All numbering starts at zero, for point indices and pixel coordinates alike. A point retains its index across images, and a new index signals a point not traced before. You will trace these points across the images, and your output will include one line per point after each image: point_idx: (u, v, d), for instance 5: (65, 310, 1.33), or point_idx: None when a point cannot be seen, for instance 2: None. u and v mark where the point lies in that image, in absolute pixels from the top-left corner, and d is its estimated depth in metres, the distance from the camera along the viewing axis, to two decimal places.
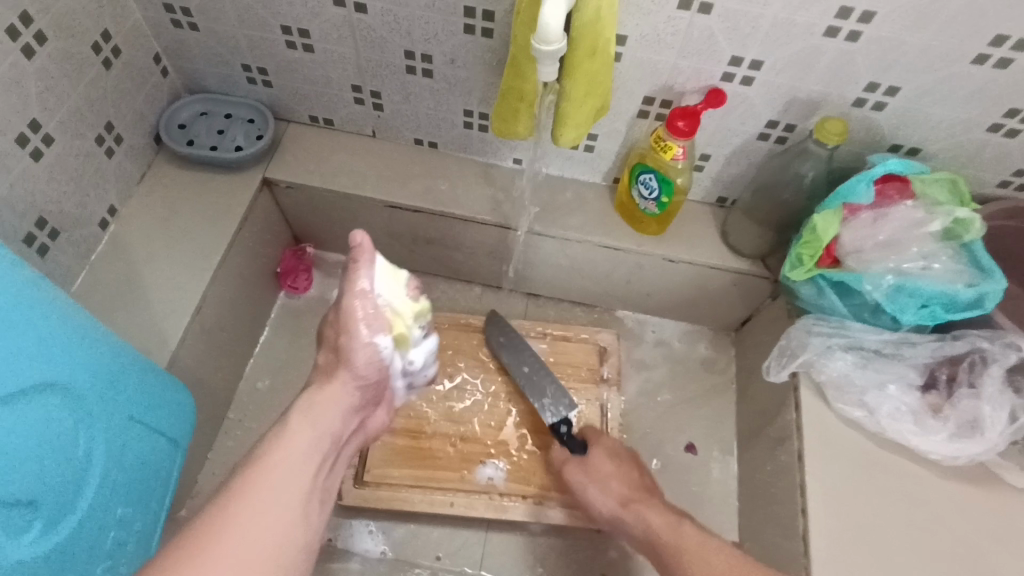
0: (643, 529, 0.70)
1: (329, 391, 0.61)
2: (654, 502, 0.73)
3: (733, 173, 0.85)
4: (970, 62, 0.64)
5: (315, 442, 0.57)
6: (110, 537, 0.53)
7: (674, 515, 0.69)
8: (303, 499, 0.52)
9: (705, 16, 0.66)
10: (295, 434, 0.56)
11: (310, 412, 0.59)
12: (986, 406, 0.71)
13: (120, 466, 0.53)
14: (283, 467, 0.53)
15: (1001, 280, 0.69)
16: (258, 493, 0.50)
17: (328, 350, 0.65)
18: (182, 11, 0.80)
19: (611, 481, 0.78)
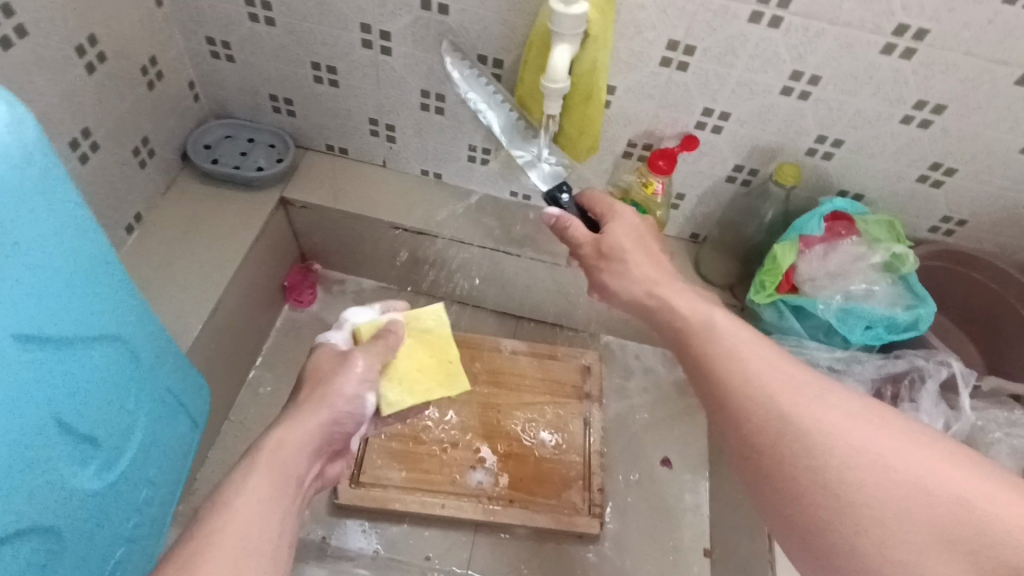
0: (665, 297, 0.63)
1: (298, 430, 0.58)
2: (680, 287, 0.64)
3: (705, 211, 0.96)
4: (898, 122, 0.77)
5: (282, 477, 0.55)
6: (143, 493, 0.63)
7: (701, 302, 0.62)
8: (265, 536, 0.50)
9: (681, 74, 0.78)
10: (260, 470, 0.54)
11: (275, 448, 0.56)
12: (924, 417, 0.79)
13: (158, 434, 0.64)
14: (245, 508, 0.51)
15: (933, 305, 0.80)
16: (215, 535, 0.48)
17: (313, 385, 0.63)
18: (222, 44, 0.90)
19: (639, 252, 0.68)
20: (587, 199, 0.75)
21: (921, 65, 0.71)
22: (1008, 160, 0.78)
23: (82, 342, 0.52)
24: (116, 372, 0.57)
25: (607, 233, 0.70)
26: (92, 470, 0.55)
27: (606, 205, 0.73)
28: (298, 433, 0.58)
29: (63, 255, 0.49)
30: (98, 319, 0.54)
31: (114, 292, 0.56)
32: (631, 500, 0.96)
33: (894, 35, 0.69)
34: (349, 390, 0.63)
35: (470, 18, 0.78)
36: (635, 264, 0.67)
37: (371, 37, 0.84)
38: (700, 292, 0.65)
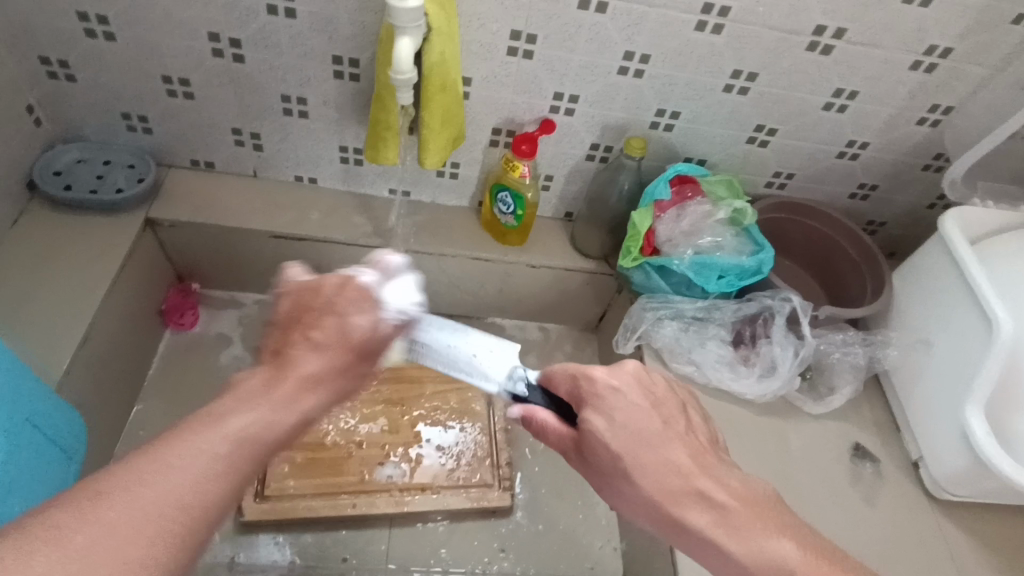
0: (703, 529, 0.50)
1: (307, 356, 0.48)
2: (713, 499, 0.51)
3: (573, 190, 1.03)
4: (721, 91, 0.87)
5: (271, 425, 0.44)
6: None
7: (746, 524, 0.49)
8: (222, 481, 0.40)
9: (529, 61, 0.84)
10: (255, 409, 0.44)
11: (286, 385, 0.47)
12: (777, 348, 0.90)
13: (19, 464, 0.62)
14: (202, 450, 0.40)
15: (771, 249, 0.91)
16: (162, 466, 0.38)
17: (308, 305, 0.51)
18: (59, 62, 0.86)
19: (642, 449, 0.53)
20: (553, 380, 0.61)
21: (730, 39, 0.81)
22: (814, 117, 0.90)
23: None
24: None
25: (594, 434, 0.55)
26: None
27: (579, 380, 0.58)
28: (314, 370, 0.48)
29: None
30: None
31: None
32: (538, 468, 1.00)
33: (704, 13, 0.78)
34: (370, 325, 0.51)
35: (320, 20, 0.80)
36: (648, 475, 0.52)
37: (222, 45, 0.83)
38: (735, 485, 0.52)
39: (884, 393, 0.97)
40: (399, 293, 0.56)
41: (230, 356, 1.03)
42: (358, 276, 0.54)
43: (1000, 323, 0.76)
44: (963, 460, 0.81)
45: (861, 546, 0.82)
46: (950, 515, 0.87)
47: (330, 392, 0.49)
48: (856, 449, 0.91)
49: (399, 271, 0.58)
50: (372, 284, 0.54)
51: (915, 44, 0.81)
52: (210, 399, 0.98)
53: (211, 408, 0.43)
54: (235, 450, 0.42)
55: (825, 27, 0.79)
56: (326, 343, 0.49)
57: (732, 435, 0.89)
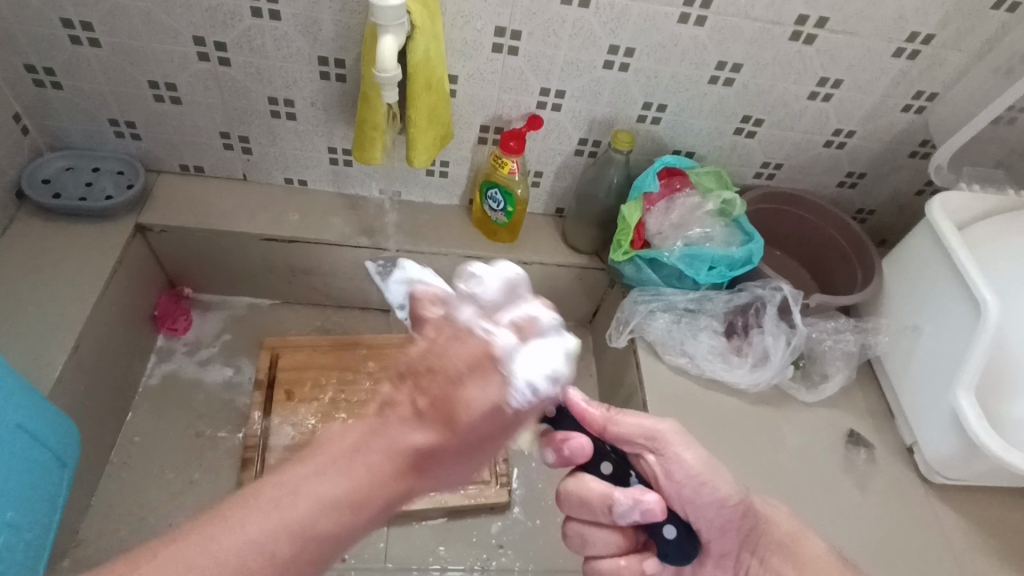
0: (787, 534, 0.64)
1: (323, 480, 0.44)
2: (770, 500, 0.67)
3: (563, 186, 1.03)
4: (707, 83, 0.87)
5: (353, 506, 0.45)
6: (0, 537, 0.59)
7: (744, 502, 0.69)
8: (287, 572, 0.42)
9: (513, 58, 0.84)
10: (333, 495, 0.44)
11: (381, 457, 0.45)
12: (769, 338, 0.90)
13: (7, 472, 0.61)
14: (273, 532, 0.42)
15: (760, 240, 0.91)
16: (234, 535, 0.41)
17: (432, 330, 0.50)
18: (44, 71, 0.86)
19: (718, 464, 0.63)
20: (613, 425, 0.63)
21: (713, 31, 0.81)
22: (800, 107, 0.91)
23: None
24: None
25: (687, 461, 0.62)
26: None
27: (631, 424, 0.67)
28: (410, 446, 0.46)
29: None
30: None
31: None
32: (535, 464, 1.00)
33: (686, 5, 0.78)
34: (488, 400, 0.46)
35: (304, 21, 0.80)
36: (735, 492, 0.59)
37: (207, 49, 0.83)
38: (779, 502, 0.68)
39: (877, 379, 0.97)
40: (541, 367, 0.50)
41: (223, 359, 1.03)
42: (493, 336, 0.49)
43: (988, 307, 0.76)
44: (957, 444, 0.81)
45: (856, 531, 0.83)
46: (943, 497, 0.88)
47: (436, 465, 0.47)
48: (849, 436, 0.91)
49: (547, 331, 0.53)
50: (502, 344, 0.49)
51: (897, 32, 0.82)
52: (205, 403, 0.98)
53: (291, 473, 0.44)
54: (296, 540, 0.43)
55: (806, 16, 0.80)
56: (426, 413, 0.46)
57: (727, 428, 0.89)
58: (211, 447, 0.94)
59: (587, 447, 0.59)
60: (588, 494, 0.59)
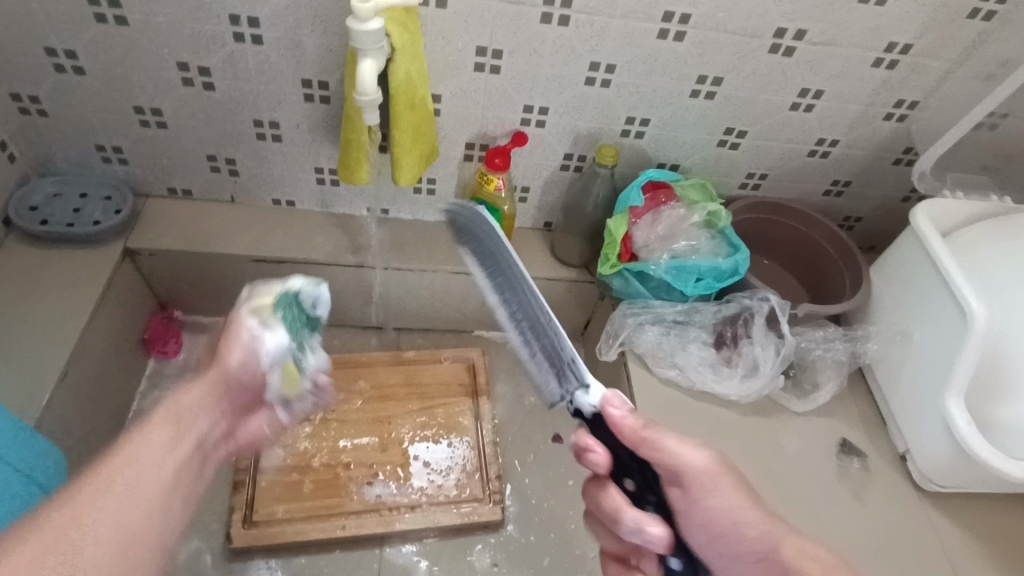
0: None
1: (156, 434, 0.59)
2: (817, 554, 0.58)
3: (550, 200, 1.03)
4: (688, 96, 0.88)
5: (194, 446, 0.61)
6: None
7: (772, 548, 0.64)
8: (172, 512, 0.55)
9: (496, 76, 0.85)
10: (160, 438, 0.58)
11: (158, 423, 0.59)
12: (758, 348, 0.90)
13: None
14: (160, 467, 0.56)
15: (747, 251, 0.91)
16: (97, 505, 0.50)
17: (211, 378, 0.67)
18: (30, 98, 0.86)
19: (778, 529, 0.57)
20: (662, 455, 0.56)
21: (692, 45, 0.82)
22: (782, 118, 0.92)
23: None
24: None
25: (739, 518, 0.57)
26: None
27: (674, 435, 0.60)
28: (195, 399, 0.65)
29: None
30: None
31: None
32: (529, 480, 1.00)
33: (664, 21, 0.79)
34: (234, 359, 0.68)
35: (286, 45, 0.81)
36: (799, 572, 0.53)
37: (191, 74, 0.84)
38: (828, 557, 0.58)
39: (869, 387, 0.97)
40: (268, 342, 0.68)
41: None
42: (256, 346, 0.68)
43: (976, 314, 0.76)
44: (949, 451, 0.81)
45: (850, 541, 0.82)
46: (938, 504, 0.87)
47: (196, 416, 0.64)
48: (843, 445, 0.91)
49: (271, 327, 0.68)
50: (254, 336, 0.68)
51: (874, 42, 0.82)
52: None
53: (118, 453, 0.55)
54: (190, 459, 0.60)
55: (784, 29, 0.81)
56: (203, 402, 0.66)
57: (721, 442, 0.88)
58: None
59: (607, 462, 0.55)
60: (603, 500, 0.56)
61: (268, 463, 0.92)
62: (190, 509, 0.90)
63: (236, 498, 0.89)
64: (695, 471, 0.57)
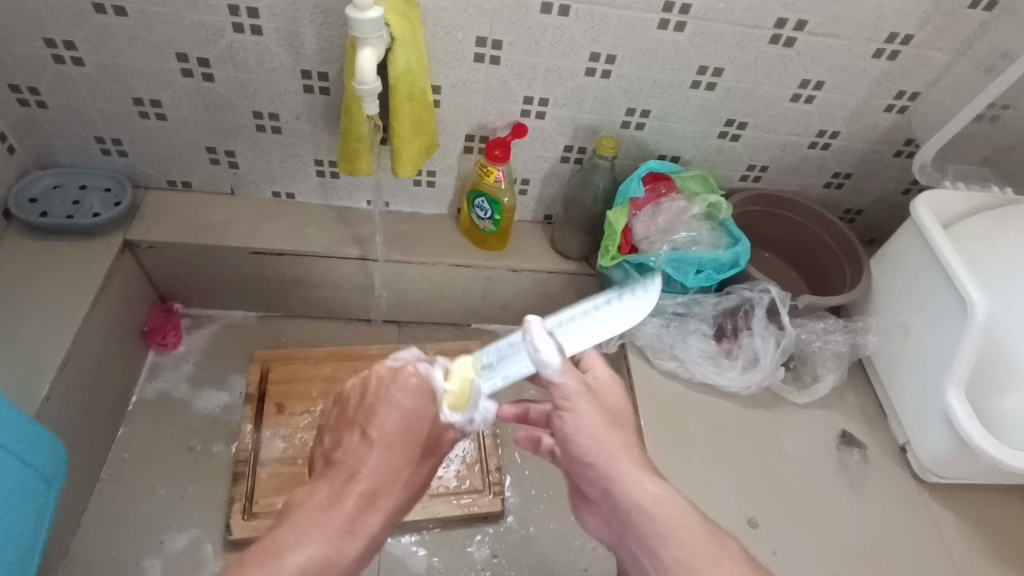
0: None
1: (382, 418, 0.61)
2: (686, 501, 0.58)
3: (550, 193, 1.03)
4: (689, 87, 0.88)
5: (398, 451, 0.61)
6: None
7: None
8: (351, 535, 0.56)
9: (496, 67, 0.85)
10: (382, 447, 0.61)
11: (381, 431, 0.61)
12: (758, 340, 0.90)
13: None
14: (337, 485, 0.59)
15: (747, 242, 0.90)
16: (309, 529, 0.55)
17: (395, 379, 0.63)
18: (29, 90, 0.86)
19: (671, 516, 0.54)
20: (577, 416, 0.60)
21: (693, 35, 0.82)
22: (783, 110, 0.91)
23: None
24: None
25: (618, 489, 0.57)
26: None
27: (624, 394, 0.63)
28: (383, 429, 0.61)
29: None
30: None
31: None
32: (529, 472, 1.00)
33: (665, 12, 0.79)
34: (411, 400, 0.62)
35: (286, 36, 0.80)
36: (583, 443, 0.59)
37: (190, 64, 0.84)
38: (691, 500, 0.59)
39: (868, 380, 0.97)
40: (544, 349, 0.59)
41: (213, 374, 1.03)
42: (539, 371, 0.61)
43: (976, 304, 0.76)
44: (949, 442, 0.81)
45: (850, 533, 0.82)
46: (938, 497, 0.87)
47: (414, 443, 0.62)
48: (843, 437, 0.91)
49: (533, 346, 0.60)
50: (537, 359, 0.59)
51: (875, 33, 0.82)
52: (197, 418, 0.98)
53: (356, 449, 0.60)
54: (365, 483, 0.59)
55: (785, 20, 0.80)
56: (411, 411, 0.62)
57: (722, 433, 0.88)
58: (203, 462, 0.94)
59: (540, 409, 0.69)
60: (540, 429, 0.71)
61: (268, 454, 0.93)
62: (190, 501, 0.90)
63: (235, 489, 0.89)
64: (593, 442, 0.59)
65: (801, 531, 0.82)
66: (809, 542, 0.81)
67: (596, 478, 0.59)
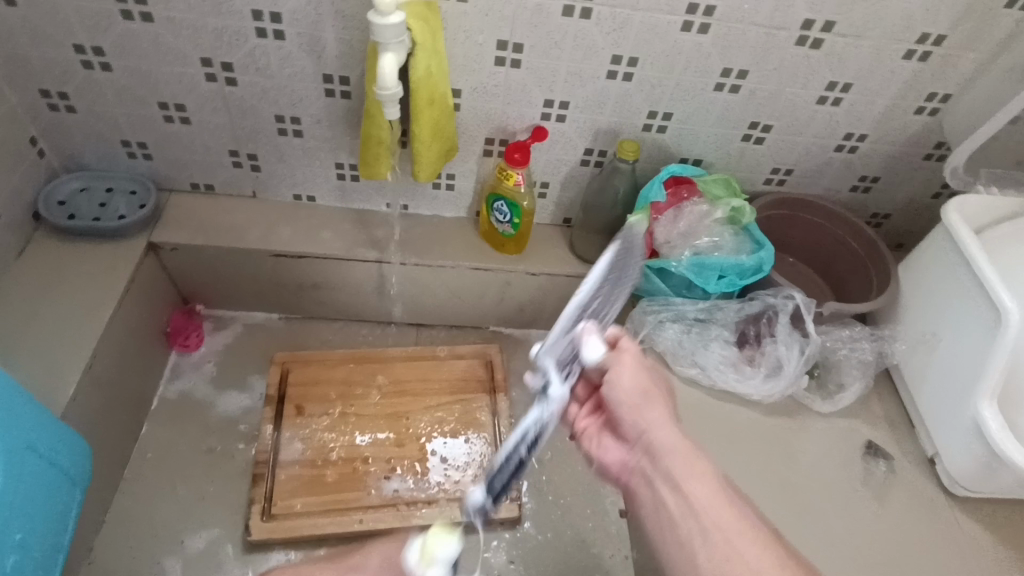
0: None
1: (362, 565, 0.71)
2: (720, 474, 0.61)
3: (569, 196, 1.02)
4: (712, 90, 0.87)
5: None
6: (11, 558, 0.57)
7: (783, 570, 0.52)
8: None
9: (516, 70, 0.84)
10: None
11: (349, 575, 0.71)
12: (781, 348, 0.88)
13: (26, 493, 0.60)
14: None
15: (771, 248, 0.89)
16: None
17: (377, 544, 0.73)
18: (58, 95, 0.88)
19: (694, 463, 0.60)
20: (620, 369, 0.64)
21: (717, 38, 0.80)
22: (808, 113, 0.90)
23: None
24: None
25: (653, 435, 0.62)
26: None
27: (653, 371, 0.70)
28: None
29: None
30: None
31: None
32: (547, 478, 0.99)
33: (688, 14, 0.78)
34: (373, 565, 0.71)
35: (308, 40, 0.81)
36: (623, 390, 0.64)
37: (214, 69, 0.85)
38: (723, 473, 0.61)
39: (895, 389, 0.94)
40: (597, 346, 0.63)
41: (234, 375, 1.04)
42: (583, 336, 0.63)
43: (1009, 312, 0.74)
44: (979, 455, 0.78)
45: (876, 547, 0.80)
46: (968, 510, 0.84)
47: None
48: (868, 447, 0.89)
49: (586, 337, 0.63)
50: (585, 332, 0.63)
51: (906, 33, 0.80)
52: (218, 419, 0.99)
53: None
54: None
55: (812, 21, 0.78)
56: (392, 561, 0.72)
57: (743, 440, 0.87)
58: (223, 462, 0.95)
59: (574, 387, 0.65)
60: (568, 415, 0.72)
61: (286, 456, 0.93)
62: (210, 501, 0.91)
63: (255, 491, 0.89)
64: (632, 394, 0.64)
65: (825, 543, 0.80)
66: (834, 556, 0.79)
67: (632, 424, 0.64)
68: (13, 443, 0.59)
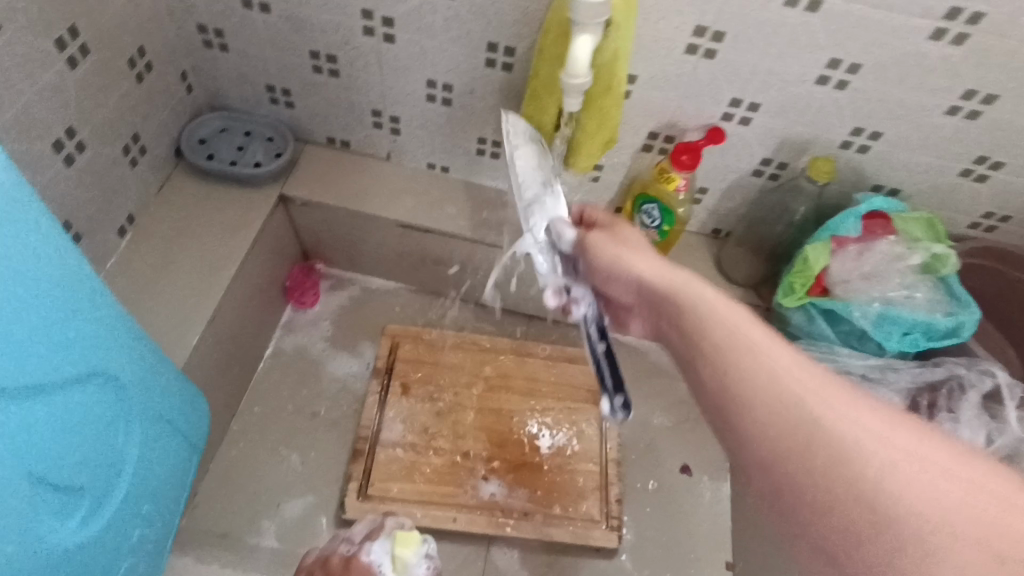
0: None
1: None
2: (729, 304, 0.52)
3: (728, 207, 0.90)
4: (943, 113, 0.71)
5: None
6: (136, 531, 0.59)
7: (850, 403, 0.43)
8: None
9: (708, 62, 0.72)
10: None
11: None
12: (963, 429, 0.74)
13: (156, 465, 0.60)
14: None
15: (977, 311, 0.75)
16: None
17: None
18: (215, 32, 0.85)
19: (683, 285, 0.54)
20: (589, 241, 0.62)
21: (972, 52, 0.65)
22: None
23: (82, 394, 0.50)
24: (118, 416, 0.55)
25: (638, 277, 0.57)
26: (102, 518, 0.54)
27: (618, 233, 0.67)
28: None
29: (13, 281, 0.43)
30: (94, 364, 0.51)
31: (111, 334, 0.53)
32: (649, 510, 0.93)
33: (945, 19, 0.63)
34: None
35: (479, 3, 0.72)
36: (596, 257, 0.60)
37: (373, 23, 0.78)
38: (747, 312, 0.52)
39: None
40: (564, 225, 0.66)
41: (344, 340, 1.02)
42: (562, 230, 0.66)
43: None
44: None
45: None
46: None
47: None
48: None
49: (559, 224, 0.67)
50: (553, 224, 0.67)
51: None
52: (324, 384, 0.98)
53: None
54: None
55: None
56: None
57: None
58: (324, 429, 0.94)
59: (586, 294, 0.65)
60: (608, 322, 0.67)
61: (387, 437, 0.90)
62: (309, 468, 0.90)
63: (353, 466, 0.88)
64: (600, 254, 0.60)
65: None
66: None
67: (625, 282, 0.59)
68: (149, 419, 0.59)
